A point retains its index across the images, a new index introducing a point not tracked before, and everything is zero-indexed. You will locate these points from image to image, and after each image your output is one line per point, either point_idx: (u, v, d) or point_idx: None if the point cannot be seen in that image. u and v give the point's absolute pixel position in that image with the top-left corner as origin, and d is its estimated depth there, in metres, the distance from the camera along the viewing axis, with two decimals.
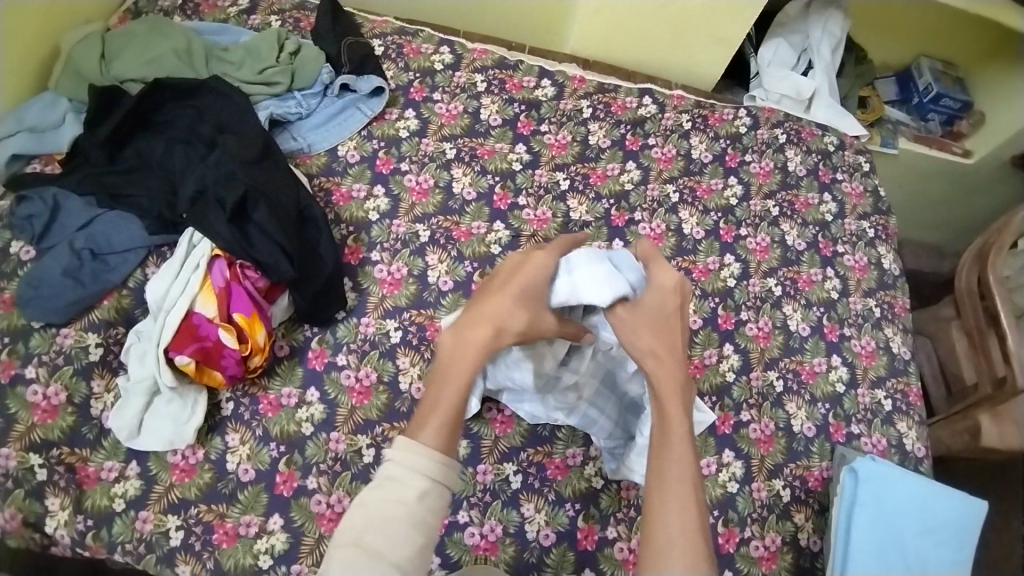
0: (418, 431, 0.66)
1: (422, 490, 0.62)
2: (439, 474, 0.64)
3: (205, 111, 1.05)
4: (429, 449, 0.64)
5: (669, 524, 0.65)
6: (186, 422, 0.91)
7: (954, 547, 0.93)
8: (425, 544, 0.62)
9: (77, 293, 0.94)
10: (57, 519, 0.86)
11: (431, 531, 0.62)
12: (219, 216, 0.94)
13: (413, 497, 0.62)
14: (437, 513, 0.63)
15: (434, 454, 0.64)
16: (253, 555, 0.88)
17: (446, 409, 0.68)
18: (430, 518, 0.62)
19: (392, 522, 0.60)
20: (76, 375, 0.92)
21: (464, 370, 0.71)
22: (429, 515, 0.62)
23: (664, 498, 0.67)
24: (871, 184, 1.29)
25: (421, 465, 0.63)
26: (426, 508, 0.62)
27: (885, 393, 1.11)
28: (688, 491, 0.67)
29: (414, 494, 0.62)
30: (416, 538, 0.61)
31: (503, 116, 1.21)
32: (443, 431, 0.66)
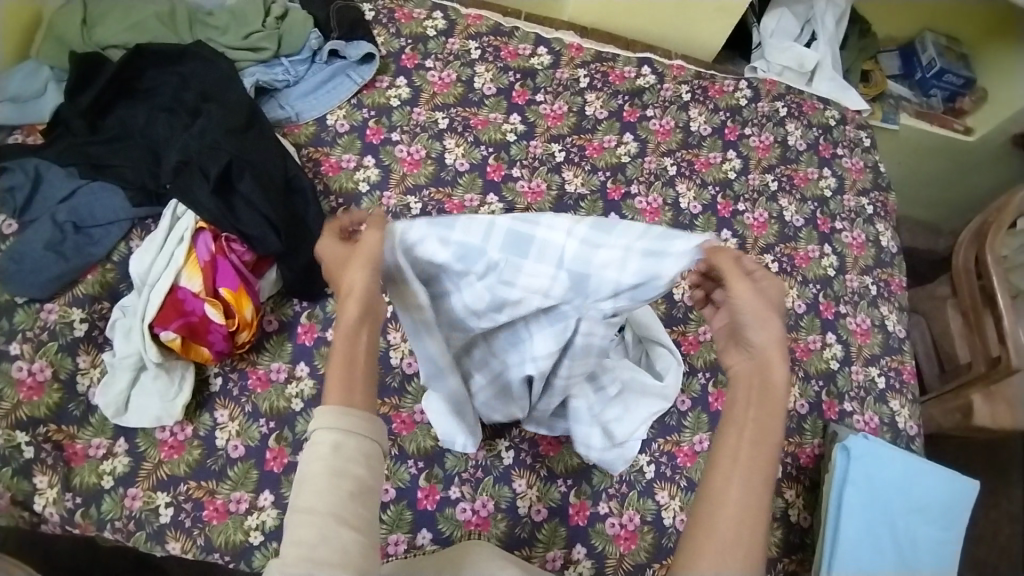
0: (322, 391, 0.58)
1: (336, 442, 0.55)
2: (350, 421, 0.56)
3: (189, 79, 1.02)
4: (334, 402, 0.56)
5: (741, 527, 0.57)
6: (174, 398, 0.90)
7: (943, 525, 0.95)
8: (358, 492, 0.54)
9: (59, 268, 0.91)
10: (45, 497, 0.84)
11: (363, 478, 0.55)
12: (203, 186, 0.91)
13: (327, 451, 0.54)
14: (364, 462, 0.55)
15: (340, 407, 0.56)
16: (243, 531, 0.87)
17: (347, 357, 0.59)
18: (356, 466, 0.55)
19: (314, 477, 0.53)
20: (61, 351, 0.90)
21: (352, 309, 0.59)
22: (349, 463, 0.54)
23: (748, 490, 0.58)
24: (872, 160, 1.27)
25: (334, 416, 0.56)
26: (347, 458, 0.55)
27: (879, 370, 1.11)
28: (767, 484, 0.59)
29: (327, 448, 0.54)
30: (342, 488, 0.53)
31: (497, 84, 1.18)
32: (353, 393, 0.58)
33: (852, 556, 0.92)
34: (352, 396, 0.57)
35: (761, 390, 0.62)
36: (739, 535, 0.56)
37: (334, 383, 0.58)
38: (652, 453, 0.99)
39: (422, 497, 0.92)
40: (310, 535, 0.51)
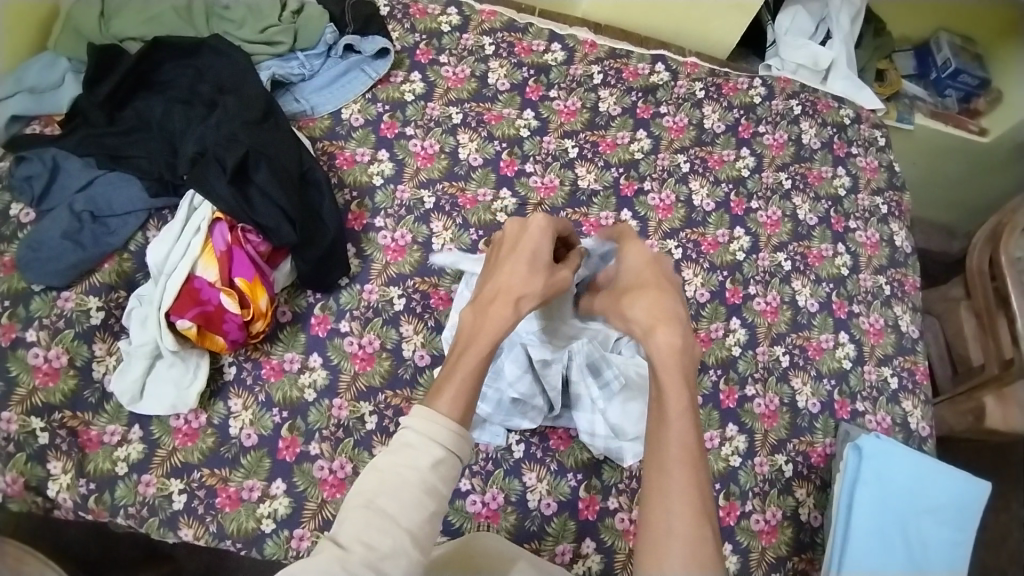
0: (432, 401, 0.65)
1: (436, 458, 0.61)
2: (450, 442, 0.62)
3: (206, 71, 1.03)
4: (439, 414, 0.63)
5: (671, 518, 0.61)
6: (188, 386, 0.91)
7: (956, 526, 0.94)
8: (436, 513, 0.60)
9: (77, 256, 0.92)
10: (59, 482, 0.86)
11: (443, 499, 0.61)
12: (220, 177, 0.92)
13: (427, 464, 0.60)
14: (449, 483, 0.62)
15: (449, 424, 0.63)
16: (255, 519, 0.88)
17: (462, 378, 0.67)
18: (442, 486, 0.61)
19: (408, 488, 0.58)
20: (77, 338, 0.91)
21: (486, 342, 0.71)
22: (442, 482, 0.60)
23: (664, 481, 0.63)
24: (887, 159, 1.26)
25: (439, 433, 0.62)
26: (439, 476, 0.60)
27: (892, 370, 1.10)
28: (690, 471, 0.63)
29: (427, 462, 0.60)
30: (428, 505, 0.59)
31: (511, 80, 1.18)
32: (460, 399, 0.65)
33: (862, 554, 0.91)
34: (455, 411, 0.64)
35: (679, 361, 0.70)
36: (671, 523, 0.61)
37: (448, 399, 0.65)
38: None
39: None
40: (387, 541, 0.56)
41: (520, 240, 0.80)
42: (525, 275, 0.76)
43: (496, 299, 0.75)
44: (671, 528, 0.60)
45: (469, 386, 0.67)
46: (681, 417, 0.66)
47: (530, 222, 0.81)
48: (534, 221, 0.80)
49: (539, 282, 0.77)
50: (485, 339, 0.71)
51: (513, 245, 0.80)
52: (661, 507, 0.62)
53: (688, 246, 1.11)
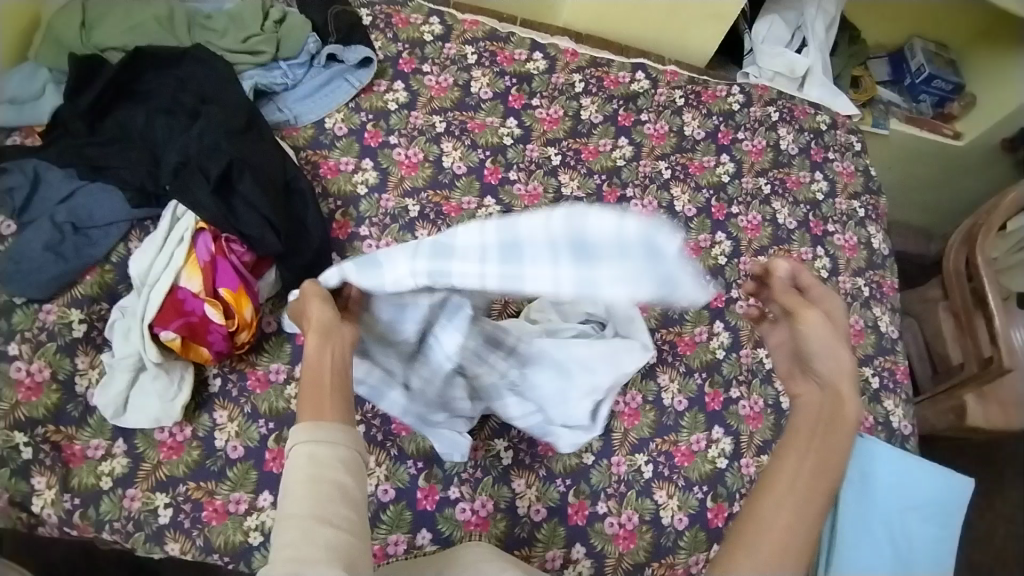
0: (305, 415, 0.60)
1: (309, 452, 0.56)
2: (325, 436, 0.58)
3: (188, 81, 1.02)
4: (316, 419, 0.58)
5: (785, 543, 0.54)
6: (173, 399, 0.90)
7: (938, 523, 0.97)
8: (336, 492, 0.55)
9: (58, 268, 0.92)
10: (44, 498, 0.84)
11: (344, 481, 0.56)
12: (204, 187, 0.92)
13: (302, 462, 0.56)
14: (339, 467, 0.57)
15: (326, 426, 0.58)
16: (243, 532, 0.87)
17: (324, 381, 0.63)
18: (333, 470, 0.56)
19: (296, 482, 0.55)
20: (60, 351, 0.90)
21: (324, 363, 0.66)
22: (328, 468, 0.56)
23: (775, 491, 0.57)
24: (863, 164, 1.29)
25: (313, 434, 0.57)
26: (323, 461, 0.56)
27: (872, 370, 1.12)
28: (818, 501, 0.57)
29: (302, 459, 0.56)
30: (325, 489, 0.55)
31: (494, 89, 1.19)
32: (326, 401, 0.61)
33: (852, 552, 0.93)
34: (334, 412, 0.60)
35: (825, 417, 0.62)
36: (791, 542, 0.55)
37: (308, 407, 0.60)
38: (650, 452, 1.00)
39: (421, 497, 0.93)
40: (289, 536, 0.52)
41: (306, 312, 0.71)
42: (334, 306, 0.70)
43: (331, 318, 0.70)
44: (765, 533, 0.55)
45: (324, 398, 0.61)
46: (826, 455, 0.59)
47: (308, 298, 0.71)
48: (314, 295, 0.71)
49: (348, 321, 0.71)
50: (314, 340, 0.67)
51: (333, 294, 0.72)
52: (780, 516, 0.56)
53: None
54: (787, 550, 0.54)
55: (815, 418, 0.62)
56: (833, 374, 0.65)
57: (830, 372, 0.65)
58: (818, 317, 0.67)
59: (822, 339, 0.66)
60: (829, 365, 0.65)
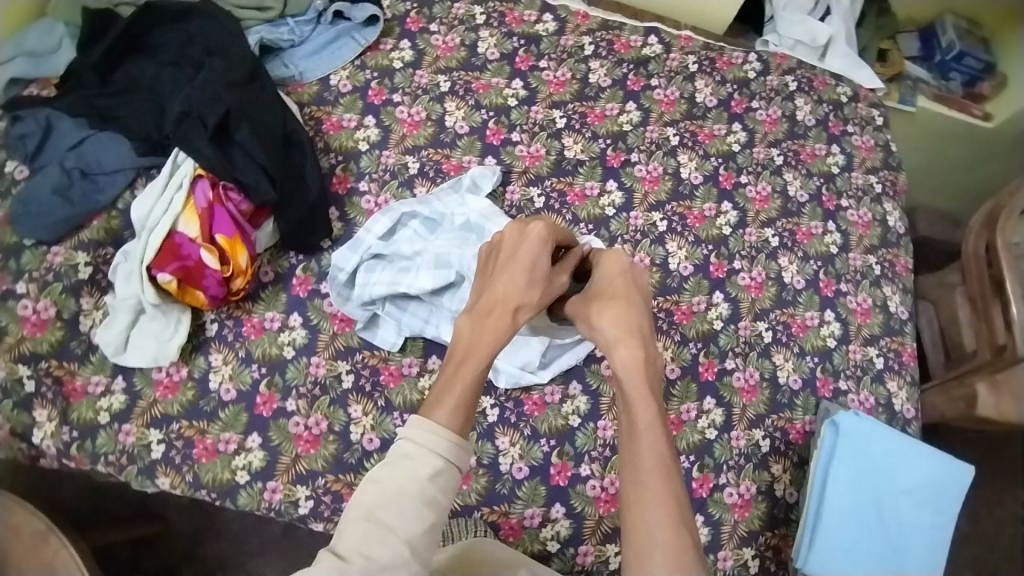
0: (430, 412, 0.68)
1: (434, 469, 0.64)
2: (445, 453, 0.65)
3: (196, 35, 1.03)
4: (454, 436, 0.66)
5: (649, 516, 0.63)
6: (170, 339, 0.93)
7: (935, 509, 0.93)
8: (435, 525, 0.63)
9: (66, 212, 0.95)
10: (44, 430, 0.89)
11: (442, 511, 0.64)
12: (201, 134, 0.93)
13: (426, 475, 0.63)
14: (448, 495, 0.64)
15: (447, 435, 0.66)
16: (230, 470, 0.90)
17: (463, 384, 0.71)
18: (441, 496, 0.64)
19: (408, 498, 0.62)
20: (65, 292, 0.93)
21: (481, 350, 0.75)
22: (441, 495, 0.63)
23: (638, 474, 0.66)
24: (884, 139, 1.23)
25: (435, 445, 0.65)
26: (438, 487, 0.64)
27: (877, 351, 1.08)
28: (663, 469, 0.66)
29: (426, 472, 0.63)
30: (427, 515, 0.62)
31: (502, 49, 1.18)
32: (456, 411, 0.68)
33: (834, 535, 0.91)
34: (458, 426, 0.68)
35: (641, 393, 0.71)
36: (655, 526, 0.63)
37: (447, 414, 0.68)
38: None
39: None
40: (385, 550, 0.59)
41: (518, 250, 0.82)
42: (523, 287, 0.79)
43: (493, 310, 0.78)
44: (652, 525, 0.63)
45: (464, 402, 0.69)
46: (653, 430, 0.69)
47: (528, 229, 0.83)
48: (533, 229, 0.83)
49: (536, 295, 0.80)
50: (482, 351, 0.74)
51: (509, 255, 0.82)
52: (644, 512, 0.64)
53: (673, 219, 1.10)
54: (665, 547, 0.62)
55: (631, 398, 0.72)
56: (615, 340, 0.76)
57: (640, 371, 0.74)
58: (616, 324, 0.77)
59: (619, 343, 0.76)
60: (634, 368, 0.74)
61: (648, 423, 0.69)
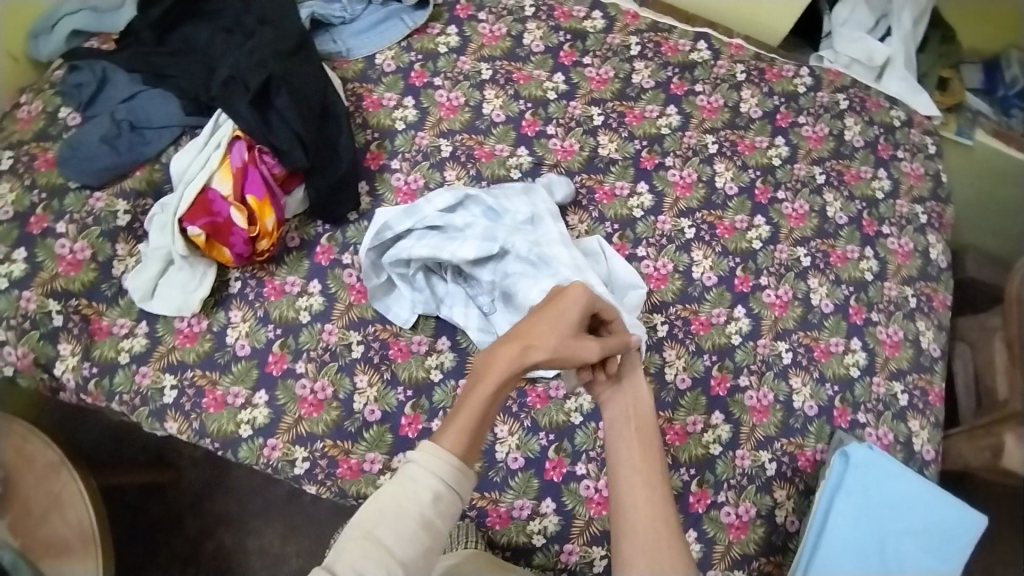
0: (438, 436, 0.63)
1: (435, 492, 0.60)
2: (449, 477, 0.61)
3: (252, 5, 1.07)
4: (457, 463, 0.62)
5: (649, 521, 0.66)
6: (193, 291, 0.96)
7: (942, 558, 0.88)
8: (433, 549, 0.59)
9: (111, 160, 1.00)
10: (66, 363, 0.93)
11: (441, 534, 0.60)
12: (244, 97, 0.96)
13: (427, 499, 0.59)
14: (448, 520, 0.61)
15: (452, 460, 0.61)
16: (235, 423, 0.93)
17: (470, 413, 0.64)
18: (441, 521, 0.60)
19: (405, 519, 0.58)
20: (102, 236, 0.98)
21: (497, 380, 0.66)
22: (441, 519, 0.60)
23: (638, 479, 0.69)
24: (935, 168, 1.18)
25: (440, 469, 0.61)
26: (438, 511, 0.60)
27: (902, 386, 1.03)
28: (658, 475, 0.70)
29: (428, 495, 0.60)
30: (425, 540, 0.58)
31: (547, 43, 1.18)
32: (465, 436, 0.63)
33: (828, 567, 0.87)
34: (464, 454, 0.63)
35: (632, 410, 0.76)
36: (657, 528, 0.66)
37: (456, 438, 0.63)
38: None
39: (405, 424, 0.94)
40: (381, 574, 0.56)
41: (558, 298, 0.73)
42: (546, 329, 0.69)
43: (513, 339, 0.69)
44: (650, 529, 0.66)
45: (473, 424, 0.64)
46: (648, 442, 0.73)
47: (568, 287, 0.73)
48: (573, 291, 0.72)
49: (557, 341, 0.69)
50: (493, 377, 0.66)
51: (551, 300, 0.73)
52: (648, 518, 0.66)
53: (701, 228, 1.08)
54: (665, 549, 0.65)
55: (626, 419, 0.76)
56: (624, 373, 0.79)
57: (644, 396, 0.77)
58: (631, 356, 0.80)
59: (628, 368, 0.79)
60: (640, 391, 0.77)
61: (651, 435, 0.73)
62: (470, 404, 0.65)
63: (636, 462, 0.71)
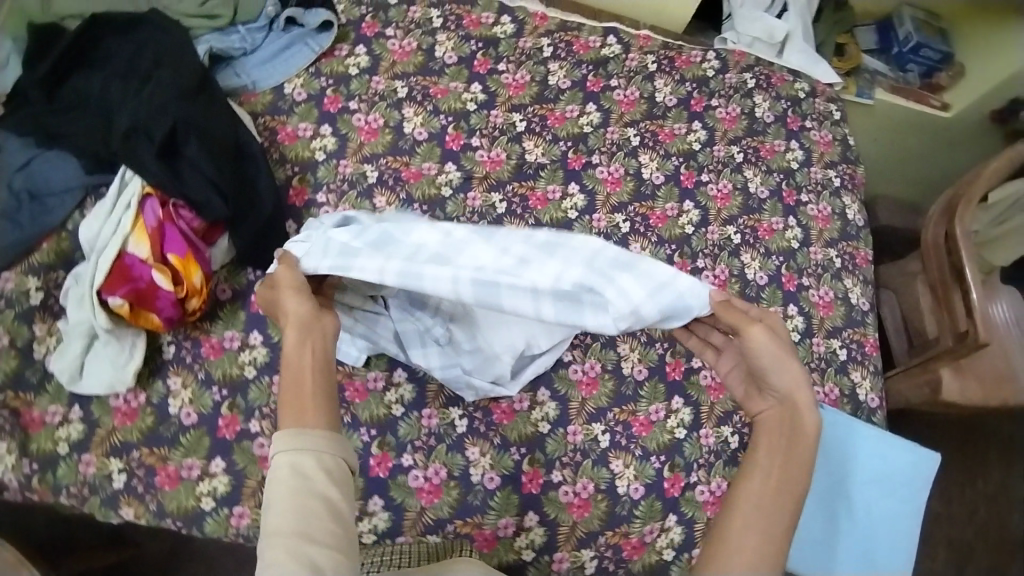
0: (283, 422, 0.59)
1: (291, 462, 0.56)
2: (307, 442, 0.57)
3: (146, 45, 0.99)
4: (296, 427, 0.58)
5: (760, 527, 0.64)
6: (124, 365, 0.89)
7: (903, 497, 0.97)
8: (328, 508, 0.55)
9: (14, 236, 0.92)
10: (4, 463, 0.85)
11: (328, 498, 0.55)
12: (148, 149, 0.90)
13: (287, 471, 0.55)
14: (326, 478, 0.56)
15: (295, 429, 0.58)
16: (195, 497, 0.88)
17: (295, 388, 0.61)
18: (316, 481, 0.56)
19: (280, 493, 0.54)
20: (18, 319, 0.91)
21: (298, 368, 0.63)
22: (314, 480, 0.55)
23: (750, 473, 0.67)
24: (841, 133, 1.25)
25: (289, 441, 0.57)
26: (307, 475, 0.56)
27: (840, 342, 1.10)
28: (786, 497, 0.65)
29: (287, 468, 0.56)
30: (307, 505, 0.54)
31: (459, 53, 1.16)
32: (305, 408, 0.60)
33: (806, 526, 0.94)
34: (315, 418, 0.59)
35: (788, 432, 0.69)
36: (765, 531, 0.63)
37: (292, 411, 0.59)
38: (607, 422, 1.00)
39: (374, 464, 0.93)
40: (279, 556, 0.52)
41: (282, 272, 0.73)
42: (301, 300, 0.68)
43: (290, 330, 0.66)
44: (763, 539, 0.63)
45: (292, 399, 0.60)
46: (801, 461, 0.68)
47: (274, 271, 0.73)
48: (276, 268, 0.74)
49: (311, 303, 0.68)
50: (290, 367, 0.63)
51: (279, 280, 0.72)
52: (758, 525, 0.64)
53: (636, 220, 1.10)
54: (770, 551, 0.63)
55: (778, 428, 0.70)
56: (787, 387, 0.70)
57: (785, 386, 0.70)
58: (762, 331, 0.67)
59: (769, 355, 0.68)
60: (782, 379, 0.69)
61: (803, 452, 0.68)
62: (288, 383, 0.62)
63: (770, 483, 0.66)
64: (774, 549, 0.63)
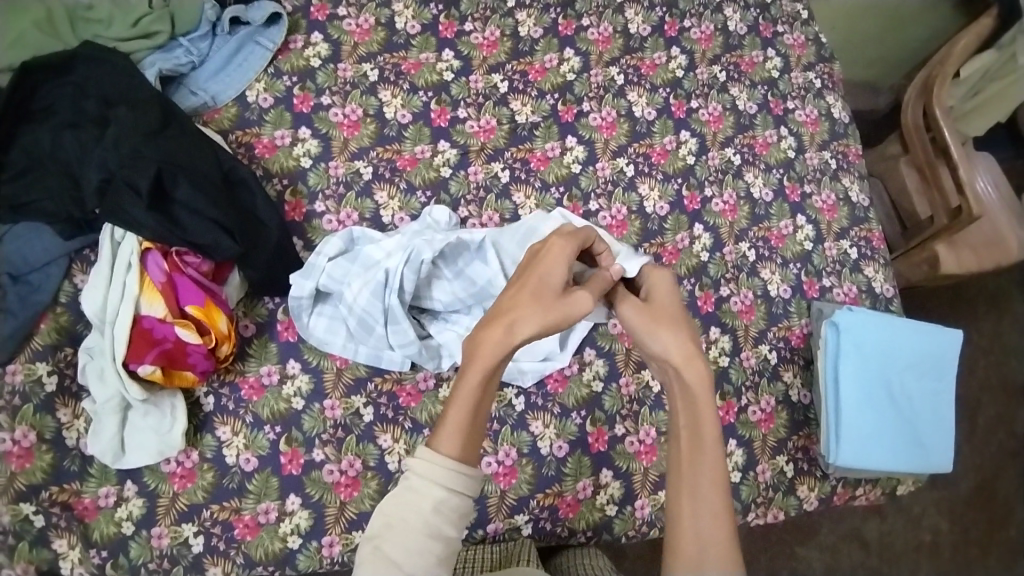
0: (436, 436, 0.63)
1: (437, 500, 0.60)
2: (450, 481, 0.61)
3: (87, 86, 0.88)
4: (451, 458, 0.62)
5: (701, 519, 0.65)
6: (170, 430, 0.85)
7: (932, 377, 1.03)
8: (444, 555, 0.60)
9: (8, 326, 0.84)
10: (70, 559, 0.81)
11: (450, 540, 0.61)
12: (137, 204, 0.82)
13: (429, 508, 0.60)
14: (456, 525, 0.62)
15: (450, 464, 0.61)
16: (280, 539, 0.87)
17: (464, 410, 0.64)
18: (448, 527, 0.61)
19: (412, 532, 0.59)
20: (39, 411, 0.83)
21: (474, 381, 0.65)
22: (445, 523, 0.60)
23: (694, 459, 0.68)
24: (812, 31, 1.25)
25: (438, 475, 0.61)
26: (443, 518, 0.60)
27: (850, 242, 1.14)
28: (718, 482, 0.67)
29: (430, 504, 0.60)
30: (433, 548, 0.59)
31: (421, 21, 1.09)
32: (463, 433, 0.63)
33: (855, 423, 0.98)
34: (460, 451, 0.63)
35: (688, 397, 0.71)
36: (708, 524, 0.65)
37: (454, 440, 0.63)
38: None
39: None
40: None
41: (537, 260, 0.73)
42: (531, 298, 0.69)
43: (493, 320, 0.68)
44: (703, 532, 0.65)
45: (467, 421, 0.64)
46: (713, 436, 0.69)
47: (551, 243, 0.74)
48: (556, 244, 0.74)
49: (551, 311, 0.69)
50: (477, 369, 0.65)
51: (528, 266, 0.73)
52: (696, 510, 0.66)
53: (639, 161, 1.09)
54: (714, 540, 0.64)
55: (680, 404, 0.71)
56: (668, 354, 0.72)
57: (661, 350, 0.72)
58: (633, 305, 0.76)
59: (641, 326, 0.74)
60: (657, 344, 0.73)
61: (707, 427, 0.69)
62: (465, 395, 0.65)
63: (685, 461, 0.69)
64: (716, 537, 0.64)
